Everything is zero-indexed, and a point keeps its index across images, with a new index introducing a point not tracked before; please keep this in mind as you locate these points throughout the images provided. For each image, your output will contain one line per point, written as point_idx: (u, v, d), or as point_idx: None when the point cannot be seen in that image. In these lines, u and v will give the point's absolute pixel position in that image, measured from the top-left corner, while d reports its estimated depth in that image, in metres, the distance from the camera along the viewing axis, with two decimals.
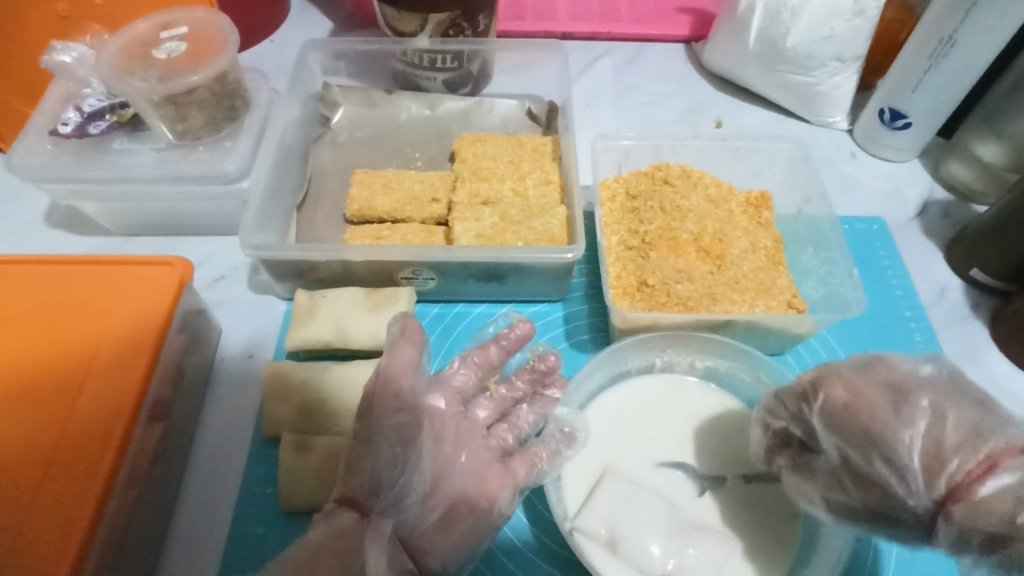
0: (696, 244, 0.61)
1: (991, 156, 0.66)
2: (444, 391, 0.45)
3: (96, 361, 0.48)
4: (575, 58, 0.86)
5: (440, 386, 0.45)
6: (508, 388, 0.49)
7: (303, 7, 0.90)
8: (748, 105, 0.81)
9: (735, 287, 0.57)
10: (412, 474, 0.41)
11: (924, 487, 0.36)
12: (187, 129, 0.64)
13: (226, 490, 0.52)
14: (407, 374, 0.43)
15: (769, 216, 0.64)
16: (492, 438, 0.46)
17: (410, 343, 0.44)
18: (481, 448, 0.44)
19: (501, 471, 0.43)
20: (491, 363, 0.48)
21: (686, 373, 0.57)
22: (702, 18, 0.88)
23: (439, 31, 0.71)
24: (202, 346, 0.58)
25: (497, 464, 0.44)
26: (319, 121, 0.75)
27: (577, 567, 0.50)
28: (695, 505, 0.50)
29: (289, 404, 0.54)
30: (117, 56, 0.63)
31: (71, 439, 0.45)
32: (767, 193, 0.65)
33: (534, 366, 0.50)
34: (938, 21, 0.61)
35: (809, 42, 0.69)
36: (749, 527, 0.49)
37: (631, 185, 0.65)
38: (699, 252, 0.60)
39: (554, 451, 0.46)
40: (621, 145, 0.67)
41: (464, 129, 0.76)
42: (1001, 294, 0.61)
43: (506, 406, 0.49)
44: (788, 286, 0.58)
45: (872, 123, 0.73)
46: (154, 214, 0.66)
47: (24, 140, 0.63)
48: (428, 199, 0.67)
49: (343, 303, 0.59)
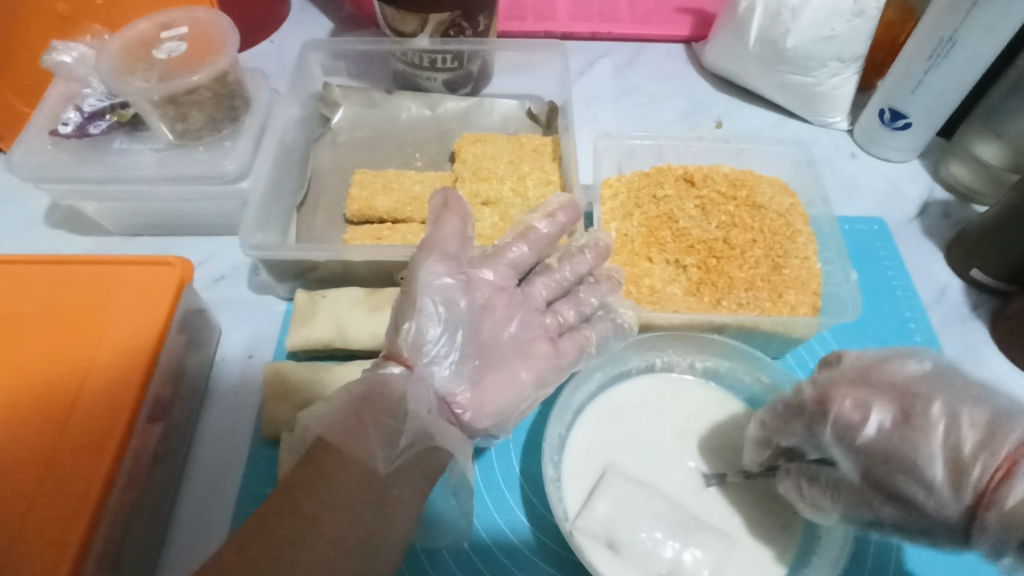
0: (706, 245, 0.60)
1: (991, 156, 0.66)
2: (498, 266, 0.48)
3: (95, 361, 0.48)
4: (575, 58, 0.86)
5: (495, 261, 0.48)
6: (554, 277, 0.51)
7: (303, 7, 0.90)
8: (747, 106, 0.81)
9: (749, 288, 0.57)
10: (448, 342, 0.45)
11: (952, 499, 0.39)
12: (187, 129, 0.64)
13: (226, 490, 0.52)
14: (454, 239, 0.47)
15: (785, 209, 0.62)
16: (549, 317, 0.50)
17: (454, 215, 0.47)
18: (531, 321, 0.49)
19: (547, 349, 0.48)
20: (546, 240, 0.50)
21: (686, 373, 0.57)
22: (702, 19, 0.88)
23: (439, 31, 0.71)
24: (202, 346, 0.58)
25: (544, 341, 0.48)
26: (320, 121, 0.75)
27: (577, 567, 0.50)
28: (698, 502, 0.50)
29: (287, 403, 0.54)
30: (117, 56, 0.63)
31: (70, 441, 0.45)
32: (798, 203, 0.63)
33: (559, 275, 0.51)
34: (938, 22, 0.61)
35: (809, 43, 0.69)
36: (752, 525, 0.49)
37: (632, 184, 0.65)
38: (709, 252, 0.60)
39: (580, 346, 0.49)
40: (623, 145, 0.67)
41: (464, 129, 0.76)
42: (1001, 294, 0.62)
43: (566, 286, 0.51)
44: (808, 294, 0.56)
45: (872, 124, 0.73)
46: (154, 214, 0.66)
47: (23, 140, 0.63)
48: (429, 199, 0.67)
49: (343, 303, 0.59)
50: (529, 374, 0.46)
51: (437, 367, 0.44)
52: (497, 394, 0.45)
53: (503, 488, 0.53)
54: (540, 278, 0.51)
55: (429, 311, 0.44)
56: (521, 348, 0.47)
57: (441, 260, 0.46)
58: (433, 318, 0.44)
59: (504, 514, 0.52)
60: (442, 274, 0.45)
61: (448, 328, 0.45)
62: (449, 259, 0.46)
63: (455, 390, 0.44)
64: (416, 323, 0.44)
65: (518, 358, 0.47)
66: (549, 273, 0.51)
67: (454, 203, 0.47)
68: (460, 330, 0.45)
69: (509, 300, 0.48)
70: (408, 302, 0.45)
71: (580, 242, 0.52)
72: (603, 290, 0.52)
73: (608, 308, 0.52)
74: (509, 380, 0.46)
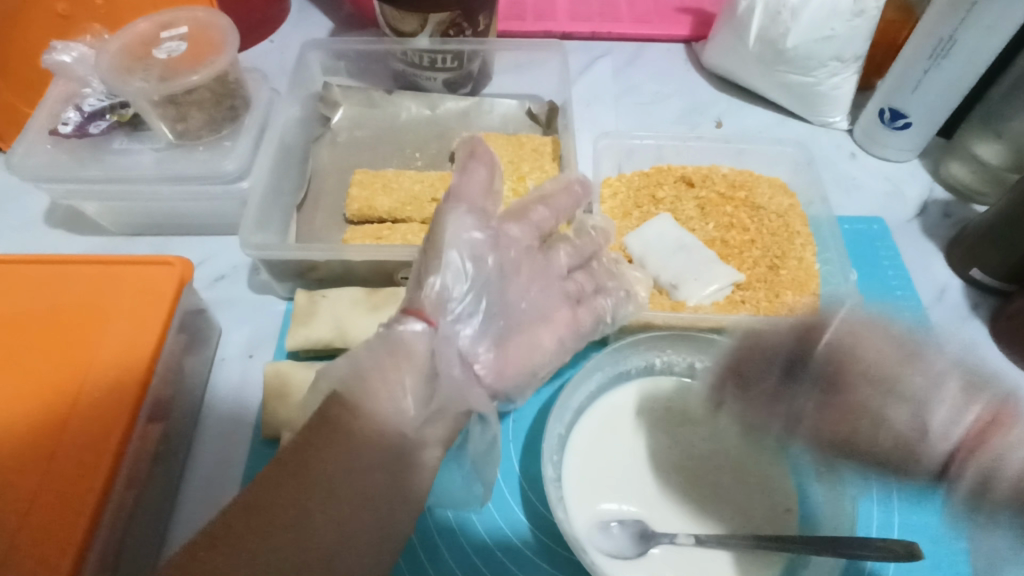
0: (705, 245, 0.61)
1: (992, 156, 0.66)
2: (522, 223, 0.48)
3: (96, 359, 0.48)
4: (575, 58, 0.86)
5: (519, 218, 0.49)
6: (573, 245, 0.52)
7: (303, 7, 0.90)
8: (747, 106, 0.81)
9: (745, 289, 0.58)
10: (472, 303, 0.44)
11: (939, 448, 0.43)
12: (187, 129, 0.64)
13: (225, 490, 0.52)
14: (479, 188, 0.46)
15: (785, 210, 0.62)
16: (569, 283, 0.50)
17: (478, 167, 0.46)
18: (552, 286, 0.49)
19: (566, 314, 0.49)
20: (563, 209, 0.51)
21: (686, 373, 0.57)
22: (702, 18, 0.88)
23: (439, 31, 0.71)
24: (201, 346, 0.58)
25: (565, 307, 0.49)
26: (320, 121, 0.75)
27: (577, 568, 0.50)
28: (686, 496, 0.50)
29: (288, 403, 0.54)
30: (117, 55, 0.63)
31: (71, 439, 0.45)
32: (797, 203, 0.63)
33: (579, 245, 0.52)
34: (938, 22, 0.61)
35: (809, 42, 0.69)
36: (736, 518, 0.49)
37: (633, 184, 0.65)
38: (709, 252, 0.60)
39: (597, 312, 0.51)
40: (623, 144, 0.67)
41: (464, 129, 0.76)
42: (1001, 295, 0.62)
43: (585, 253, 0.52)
44: (808, 297, 0.56)
45: (873, 123, 0.73)
46: (154, 214, 0.66)
47: (24, 140, 0.63)
48: (428, 199, 0.67)
49: (343, 302, 0.59)
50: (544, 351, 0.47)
51: (462, 326, 0.43)
52: (519, 355, 0.46)
53: (503, 487, 0.53)
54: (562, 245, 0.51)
55: (455, 265, 0.43)
56: (542, 313, 0.48)
57: (468, 213, 0.45)
58: (460, 284, 0.44)
59: (505, 514, 0.52)
60: (467, 233, 0.44)
61: (473, 288, 0.44)
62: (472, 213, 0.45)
63: (478, 350, 0.44)
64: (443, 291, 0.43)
65: (539, 323, 0.48)
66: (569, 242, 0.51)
67: (481, 151, 0.46)
68: (484, 295, 0.44)
69: (532, 261, 0.48)
70: (435, 257, 0.43)
71: (593, 222, 0.54)
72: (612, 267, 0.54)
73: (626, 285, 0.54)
74: (531, 344, 0.47)
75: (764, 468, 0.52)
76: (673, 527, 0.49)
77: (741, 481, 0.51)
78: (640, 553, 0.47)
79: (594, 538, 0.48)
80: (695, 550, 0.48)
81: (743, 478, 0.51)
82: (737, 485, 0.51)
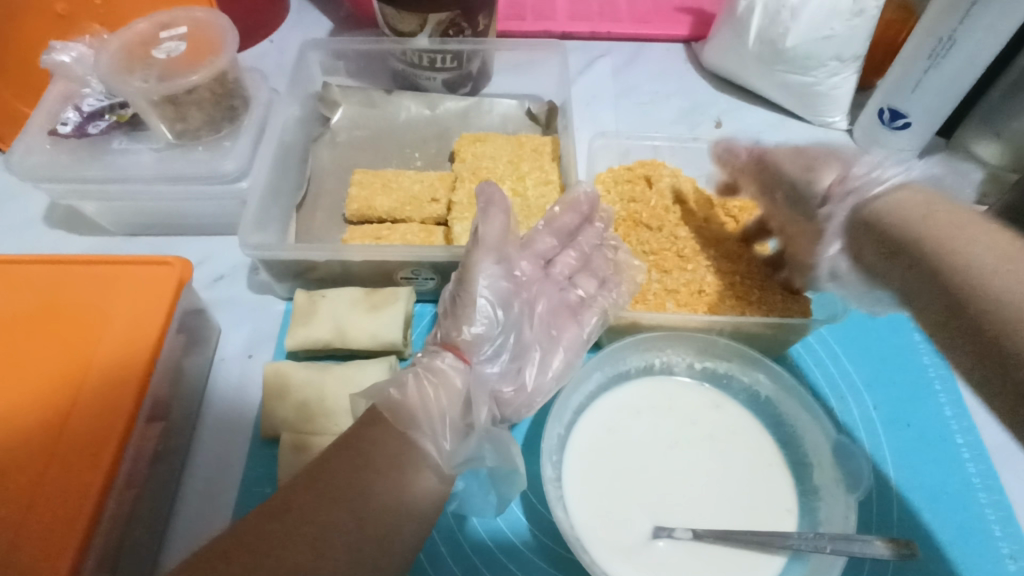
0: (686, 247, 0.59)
1: (991, 156, 0.67)
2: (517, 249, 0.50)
3: (95, 359, 0.48)
4: (575, 58, 0.86)
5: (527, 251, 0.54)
6: (566, 260, 0.57)
7: (303, 7, 0.90)
8: (747, 106, 0.81)
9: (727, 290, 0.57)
10: (501, 344, 0.50)
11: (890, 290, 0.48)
12: (187, 129, 0.64)
13: (225, 489, 0.52)
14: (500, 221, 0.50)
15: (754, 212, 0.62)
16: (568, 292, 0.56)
17: (500, 213, 0.49)
18: (557, 302, 0.55)
19: (573, 331, 0.55)
20: (568, 229, 0.56)
21: (686, 373, 0.57)
22: (702, 18, 0.88)
23: (438, 30, 0.71)
24: (201, 346, 0.58)
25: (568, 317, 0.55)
26: (319, 120, 0.75)
27: (576, 567, 0.50)
28: (685, 492, 0.50)
29: (288, 403, 0.54)
30: (118, 56, 0.63)
31: (70, 441, 0.45)
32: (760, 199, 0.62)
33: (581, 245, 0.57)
34: (937, 22, 0.61)
35: (808, 42, 0.69)
36: (736, 511, 0.50)
37: (621, 183, 0.64)
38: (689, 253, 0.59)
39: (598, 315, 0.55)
40: (621, 144, 0.69)
41: (463, 129, 0.76)
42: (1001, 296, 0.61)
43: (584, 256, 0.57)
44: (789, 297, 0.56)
45: (872, 124, 0.73)
46: (153, 214, 0.66)
47: (23, 140, 0.63)
48: (428, 199, 0.67)
49: (342, 302, 0.59)
50: (560, 360, 0.53)
51: (489, 364, 0.50)
52: (541, 379, 0.52)
53: None
54: (562, 259, 0.56)
55: (484, 310, 0.49)
56: (554, 329, 0.54)
57: (495, 263, 0.50)
58: (490, 321, 0.49)
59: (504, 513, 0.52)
60: (496, 276, 0.50)
61: (503, 330, 0.50)
62: (500, 256, 0.50)
63: (506, 382, 0.50)
64: (478, 325, 0.48)
65: (550, 343, 0.54)
66: (574, 251, 0.57)
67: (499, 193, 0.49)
68: (509, 335, 0.50)
69: (538, 284, 0.54)
70: (470, 283, 0.48)
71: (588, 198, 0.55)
72: (613, 266, 0.57)
73: (608, 288, 0.56)
74: (546, 365, 0.53)
75: (763, 467, 0.52)
76: (673, 524, 0.49)
77: (740, 479, 0.51)
78: (639, 552, 0.47)
79: (593, 535, 0.48)
80: (693, 547, 0.48)
81: (744, 475, 0.51)
82: (737, 482, 0.51)
